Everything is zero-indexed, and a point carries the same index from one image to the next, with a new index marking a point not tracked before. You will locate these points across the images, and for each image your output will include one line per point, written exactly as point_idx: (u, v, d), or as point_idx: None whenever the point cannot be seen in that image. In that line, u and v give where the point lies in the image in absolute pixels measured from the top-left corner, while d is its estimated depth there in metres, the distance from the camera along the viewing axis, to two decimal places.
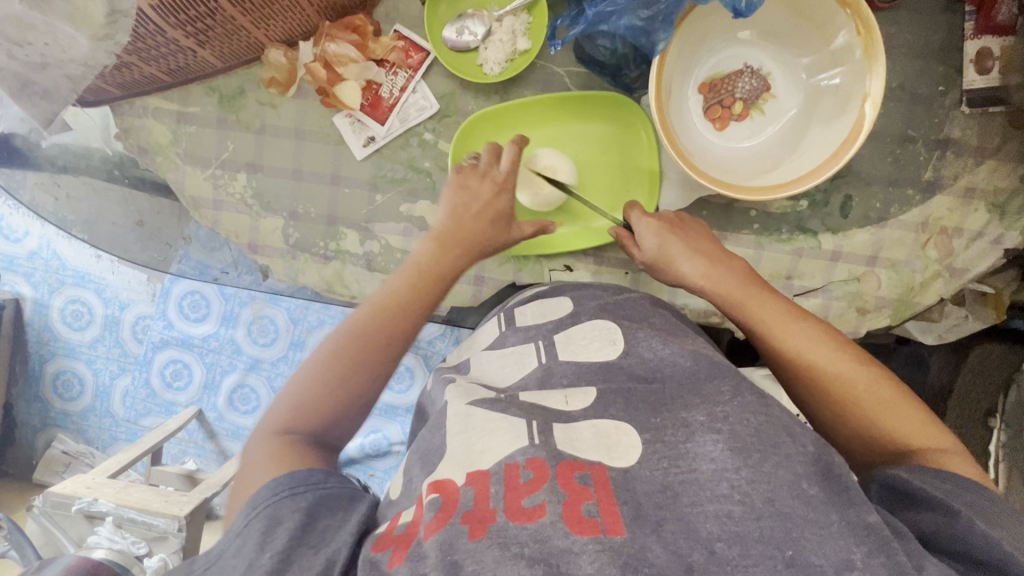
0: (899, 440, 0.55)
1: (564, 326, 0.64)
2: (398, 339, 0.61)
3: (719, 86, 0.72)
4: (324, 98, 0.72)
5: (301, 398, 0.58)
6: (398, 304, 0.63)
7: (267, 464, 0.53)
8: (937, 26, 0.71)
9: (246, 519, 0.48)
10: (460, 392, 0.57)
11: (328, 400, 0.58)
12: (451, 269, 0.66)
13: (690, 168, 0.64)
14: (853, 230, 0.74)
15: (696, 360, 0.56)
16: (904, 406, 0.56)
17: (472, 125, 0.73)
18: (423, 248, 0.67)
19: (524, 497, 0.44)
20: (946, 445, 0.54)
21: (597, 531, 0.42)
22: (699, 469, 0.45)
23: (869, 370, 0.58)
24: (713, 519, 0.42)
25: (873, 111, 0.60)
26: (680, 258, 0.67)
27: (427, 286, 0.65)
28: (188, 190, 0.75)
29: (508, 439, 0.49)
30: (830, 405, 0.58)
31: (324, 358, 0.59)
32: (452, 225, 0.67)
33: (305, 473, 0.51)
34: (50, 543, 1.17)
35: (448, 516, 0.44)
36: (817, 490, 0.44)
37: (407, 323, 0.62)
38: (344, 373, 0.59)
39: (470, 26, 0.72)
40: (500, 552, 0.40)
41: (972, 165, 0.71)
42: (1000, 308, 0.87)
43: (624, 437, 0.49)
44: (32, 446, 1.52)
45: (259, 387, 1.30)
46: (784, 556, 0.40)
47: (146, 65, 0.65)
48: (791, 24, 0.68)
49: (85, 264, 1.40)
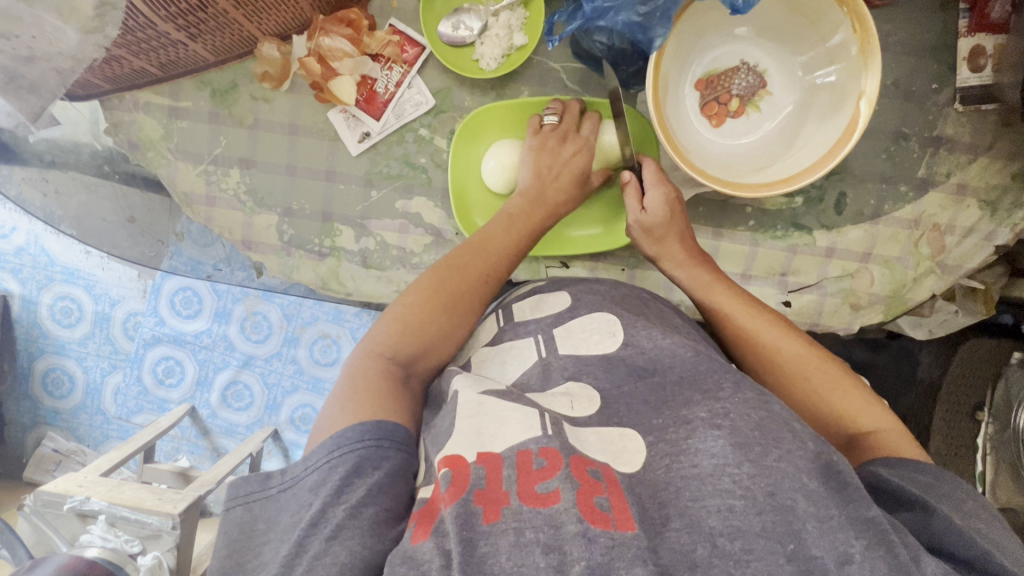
0: (850, 422, 0.57)
1: (563, 320, 0.64)
2: (491, 281, 0.63)
3: (716, 83, 0.72)
4: (317, 93, 0.71)
5: (404, 322, 0.58)
6: (494, 253, 0.64)
7: (368, 382, 0.53)
8: (931, 23, 0.72)
9: (326, 468, 0.47)
10: (466, 381, 0.56)
11: (424, 328, 0.58)
12: (538, 228, 0.67)
13: (684, 164, 0.64)
14: (848, 227, 0.75)
15: (696, 351, 0.57)
16: (851, 387, 0.58)
17: (477, 120, 0.72)
18: (513, 202, 0.68)
19: (536, 483, 0.44)
20: (888, 425, 0.56)
21: (607, 524, 0.41)
22: (699, 464, 0.46)
23: (820, 354, 0.61)
24: (715, 514, 0.43)
25: (868, 109, 0.61)
26: (669, 236, 0.68)
27: (516, 232, 0.66)
28: (180, 186, 0.74)
29: (521, 427, 0.48)
30: (783, 382, 0.61)
31: (423, 285, 0.60)
32: (541, 185, 0.68)
33: (394, 427, 0.50)
34: (42, 542, 1.18)
35: (461, 491, 0.44)
36: (817, 485, 0.44)
37: (499, 272, 0.64)
38: (450, 305, 0.60)
39: (466, 21, 0.71)
40: (514, 537, 0.41)
41: (964, 163, 0.72)
42: (989, 304, 0.89)
43: (628, 443, 0.50)
44: (22, 445, 1.50)
45: (253, 383, 1.32)
46: (787, 550, 0.41)
47: (137, 58, 0.64)
48: (788, 21, 0.68)
49: (73, 260, 1.37)
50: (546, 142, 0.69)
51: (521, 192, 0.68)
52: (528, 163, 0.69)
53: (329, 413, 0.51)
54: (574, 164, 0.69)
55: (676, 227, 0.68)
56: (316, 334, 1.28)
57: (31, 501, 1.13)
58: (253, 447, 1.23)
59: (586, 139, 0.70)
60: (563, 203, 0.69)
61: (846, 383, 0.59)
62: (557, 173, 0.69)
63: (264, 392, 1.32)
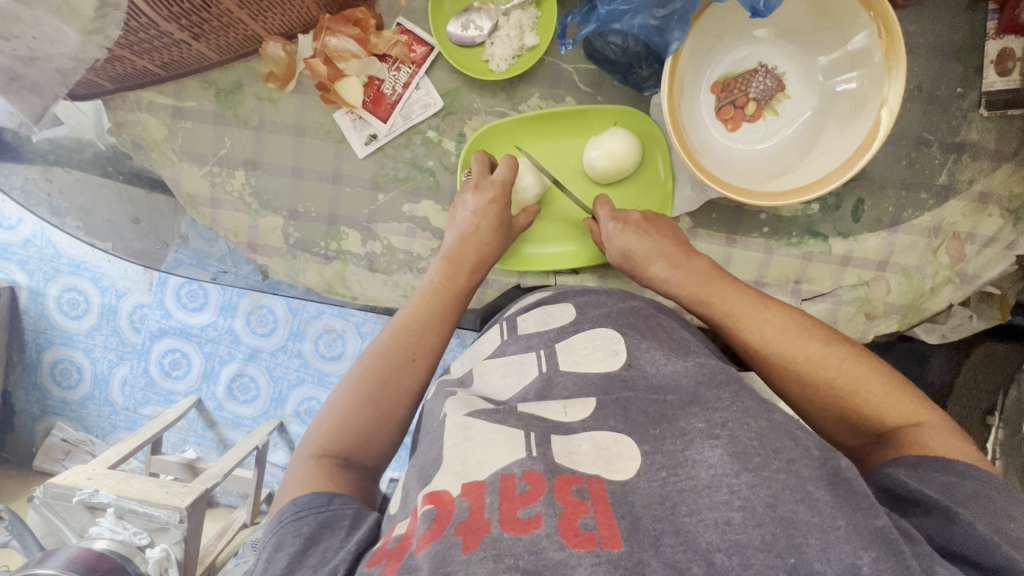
0: (881, 421, 0.55)
1: (565, 334, 0.62)
2: (421, 358, 0.62)
3: (732, 86, 0.70)
4: (323, 94, 0.70)
5: (335, 421, 0.57)
6: (416, 324, 0.63)
7: (297, 479, 0.53)
8: (959, 25, 0.69)
9: (260, 550, 0.49)
10: (458, 404, 0.55)
11: (359, 419, 0.57)
12: (463, 291, 0.67)
13: (699, 172, 0.63)
14: (865, 234, 0.73)
15: (699, 376, 0.53)
16: (878, 383, 0.56)
17: (495, 130, 0.71)
18: (434, 269, 0.68)
19: (519, 508, 0.42)
20: (922, 417, 0.54)
21: (594, 545, 0.40)
22: (698, 475, 0.44)
23: (836, 350, 0.58)
24: (713, 528, 0.41)
25: (890, 118, 0.59)
26: (644, 260, 0.68)
27: (444, 303, 0.65)
28: (185, 188, 0.73)
29: (507, 450, 0.47)
30: (809, 390, 0.59)
31: (354, 379, 0.59)
32: (463, 246, 0.68)
33: (311, 496, 0.50)
34: (52, 533, 1.20)
35: (442, 528, 0.42)
36: (823, 493, 0.43)
37: (429, 341, 0.63)
38: (374, 395, 0.58)
39: (476, 20, 0.69)
40: (493, 565, 0.38)
41: (988, 170, 0.70)
42: (1005, 309, 0.87)
43: (623, 450, 0.48)
44: (33, 433, 1.52)
45: (259, 376, 1.32)
46: (787, 564, 0.39)
47: (139, 58, 0.63)
48: (811, 23, 0.65)
49: (79, 252, 1.37)
50: (463, 198, 0.69)
51: (441, 256, 0.68)
52: (455, 227, 0.69)
53: (279, 497, 0.53)
54: (493, 216, 0.68)
55: (645, 252, 0.68)
56: (320, 329, 1.27)
57: (40, 493, 1.15)
58: (260, 441, 1.24)
59: (501, 180, 0.69)
60: (486, 258, 0.69)
61: (873, 380, 0.56)
62: (475, 228, 0.68)
63: (270, 385, 1.32)
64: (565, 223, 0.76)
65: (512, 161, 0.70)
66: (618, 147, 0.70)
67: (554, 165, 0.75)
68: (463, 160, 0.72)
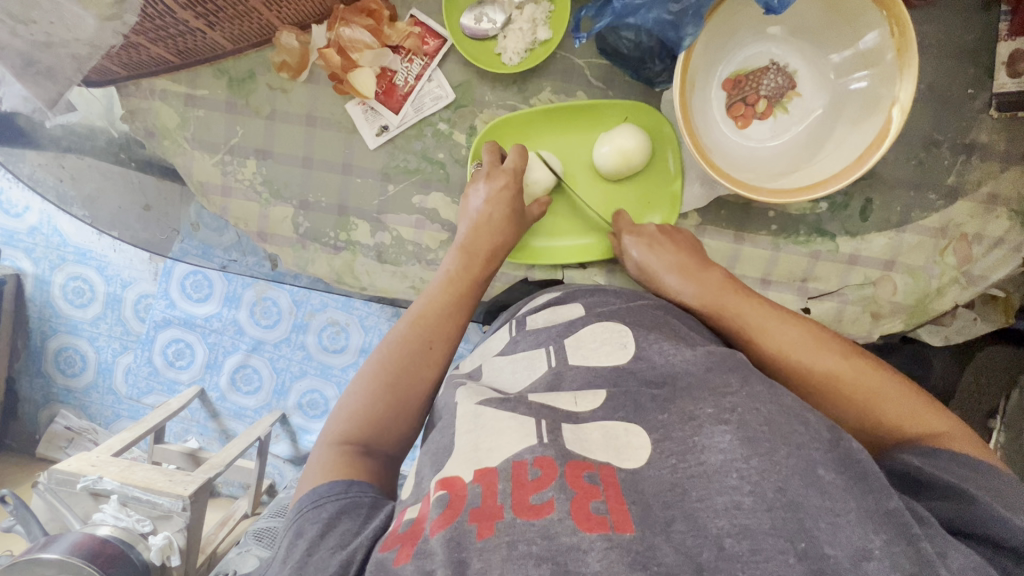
0: (900, 429, 0.54)
1: (573, 329, 0.62)
2: (438, 345, 0.62)
3: (743, 83, 0.70)
4: (337, 85, 0.70)
5: (354, 409, 0.57)
6: (433, 313, 0.64)
7: (318, 467, 0.53)
8: (970, 26, 0.69)
9: (282, 539, 0.49)
10: (469, 393, 0.56)
11: (377, 407, 0.57)
12: (481, 279, 0.68)
13: (709, 167, 0.63)
14: (873, 234, 0.73)
15: (706, 364, 0.53)
16: (891, 391, 0.55)
17: (506, 123, 0.72)
18: (450, 259, 0.68)
19: (531, 493, 0.42)
20: (944, 428, 0.52)
21: (605, 528, 0.40)
22: (707, 461, 0.44)
23: (853, 361, 0.58)
24: (723, 514, 0.41)
25: (901, 116, 0.59)
26: (661, 270, 0.69)
27: (459, 292, 0.66)
28: (197, 176, 0.73)
29: (519, 436, 0.47)
30: (827, 401, 0.58)
31: (370, 368, 0.60)
32: (476, 236, 0.68)
33: (328, 486, 0.50)
34: (56, 519, 1.21)
35: (455, 513, 0.42)
36: (834, 476, 0.43)
37: (445, 329, 0.63)
38: (391, 382, 0.58)
39: (489, 14, 0.69)
40: (507, 552, 0.39)
41: (997, 171, 0.70)
42: (1009, 313, 0.87)
43: (633, 439, 0.48)
44: (36, 420, 1.53)
45: (262, 367, 1.32)
46: (797, 549, 0.39)
47: (154, 46, 0.63)
48: (825, 21, 0.65)
49: (85, 240, 1.37)
50: (475, 188, 0.69)
51: (457, 247, 0.69)
52: (466, 216, 0.69)
53: (300, 484, 0.53)
54: (507, 206, 0.69)
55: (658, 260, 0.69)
56: (324, 321, 1.26)
57: (44, 480, 1.15)
58: (263, 432, 1.25)
59: (511, 168, 0.70)
60: (502, 247, 0.69)
61: (885, 386, 0.56)
62: (489, 217, 0.68)
63: (273, 376, 1.32)
64: (576, 218, 0.77)
65: (524, 150, 0.70)
66: (629, 143, 0.70)
67: (568, 160, 0.75)
68: (474, 151, 0.72)
